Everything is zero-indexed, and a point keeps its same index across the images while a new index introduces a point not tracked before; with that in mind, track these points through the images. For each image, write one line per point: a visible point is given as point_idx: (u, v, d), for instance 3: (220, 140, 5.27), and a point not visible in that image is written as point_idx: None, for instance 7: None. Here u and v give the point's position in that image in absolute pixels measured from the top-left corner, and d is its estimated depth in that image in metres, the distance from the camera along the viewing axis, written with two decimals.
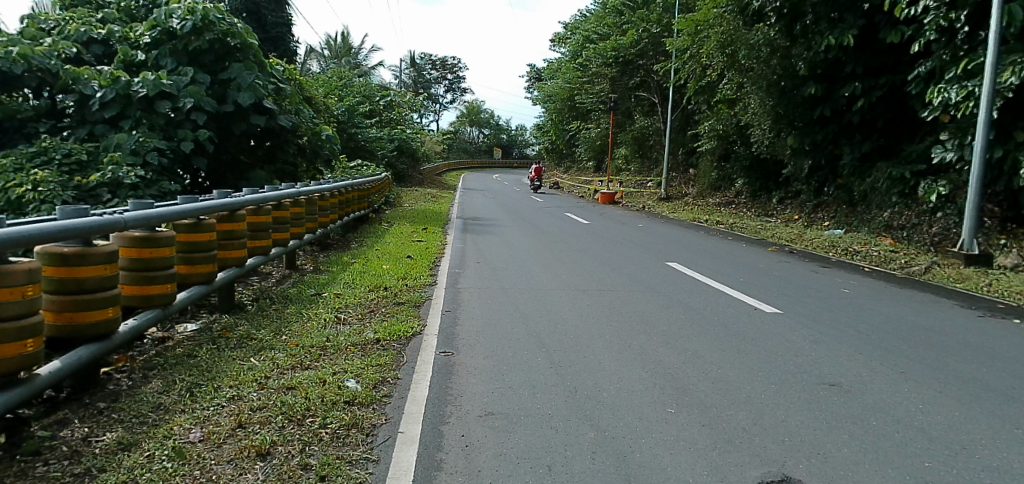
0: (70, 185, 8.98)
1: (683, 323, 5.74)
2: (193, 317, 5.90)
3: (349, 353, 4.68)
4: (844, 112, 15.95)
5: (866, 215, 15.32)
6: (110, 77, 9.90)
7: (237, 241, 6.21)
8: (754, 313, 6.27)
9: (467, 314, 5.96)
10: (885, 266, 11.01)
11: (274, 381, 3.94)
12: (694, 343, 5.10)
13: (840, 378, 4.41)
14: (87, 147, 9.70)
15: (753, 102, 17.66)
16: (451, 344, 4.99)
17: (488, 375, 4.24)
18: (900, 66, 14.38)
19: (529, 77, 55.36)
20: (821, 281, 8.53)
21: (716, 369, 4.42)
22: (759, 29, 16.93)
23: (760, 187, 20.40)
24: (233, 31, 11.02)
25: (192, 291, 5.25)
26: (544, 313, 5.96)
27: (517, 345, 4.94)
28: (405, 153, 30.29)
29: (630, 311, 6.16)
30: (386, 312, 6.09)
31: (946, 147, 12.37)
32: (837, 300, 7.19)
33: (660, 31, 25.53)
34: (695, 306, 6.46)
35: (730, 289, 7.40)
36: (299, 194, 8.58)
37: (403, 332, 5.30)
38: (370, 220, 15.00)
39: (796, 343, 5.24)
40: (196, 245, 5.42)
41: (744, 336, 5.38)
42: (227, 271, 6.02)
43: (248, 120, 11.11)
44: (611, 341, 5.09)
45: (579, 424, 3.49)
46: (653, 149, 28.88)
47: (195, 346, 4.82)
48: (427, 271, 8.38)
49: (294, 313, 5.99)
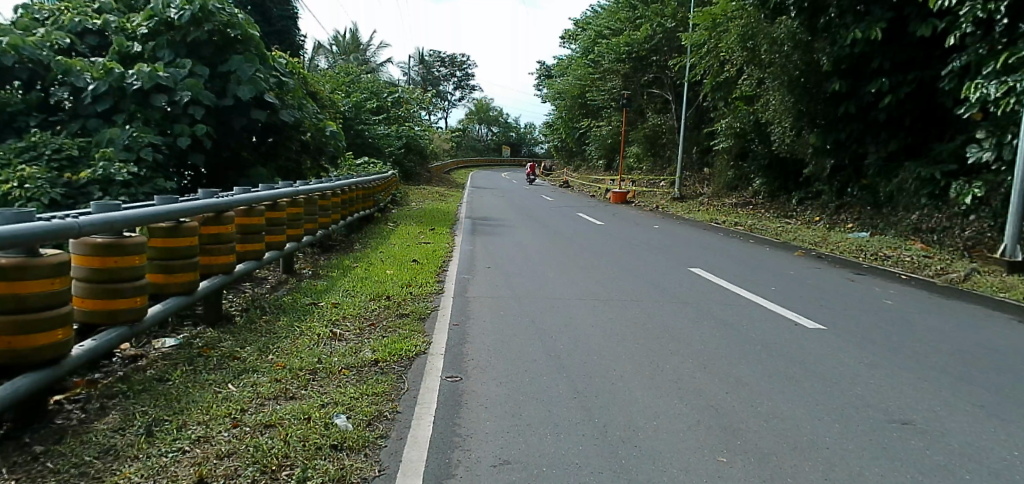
0: (59, 182, 8.47)
1: (720, 342, 5.18)
2: (174, 330, 5.35)
3: (343, 378, 4.11)
4: (871, 109, 15.26)
5: (893, 217, 14.65)
6: (103, 69, 9.41)
7: (225, 246, 5.64)
8: (796, 330, 5.66)
9: (477, 330, 5.37)
10: (920, 273, 10.34)
11: (250, 417, 3.37)
12: (735, 366, 4.56)
13: (912, 415, 3.86)
14: (78, 142, 9.14)
15: (773, 99, 16.95)
16: (459, 367, 4.42)
17: (502, 408, 3.70)
18: (930, 61, 13.66)
19: (539, 75, 54.58)
20: (858, 290, 7.91)
21: (766, 403, 3.89)
22: (782, 23, 16.21)
23: (779, 187, 19.67)
24: (234, 22, 10.43)
25: (168, 304, 4.68)
26: (562, 329, 5.40)
27: (535, 368, 4.38)
28: (413, 150, 29.67)
29: (659, 326, 5.60)
30: (388, 326, 5.50)
31: (983, 147, 11.63)
32: (881, 313, 6.58)
33: (675, 26, 24.78)
34: (727, 320, 5.91)
35: (762, 300, 6.82)
36: (297, 193, 7.99)
37: (405, 351, 4.72)
38: (376, 220, 14.45)
39: (850, 368, 4.65)
40: (175, 252, 4.82)
41: (789, 358, 4.81)
42: (212, 280, 5.45)
43: (248, 115, 10.54)
44: (640, 362, 4.55)
45: (615, 477, 2.94)
46: (666, 147, 28.18)
47: (169, 368, 4.27)
48: (434, 277, 7.77)
49: (284, 327, 5.42)
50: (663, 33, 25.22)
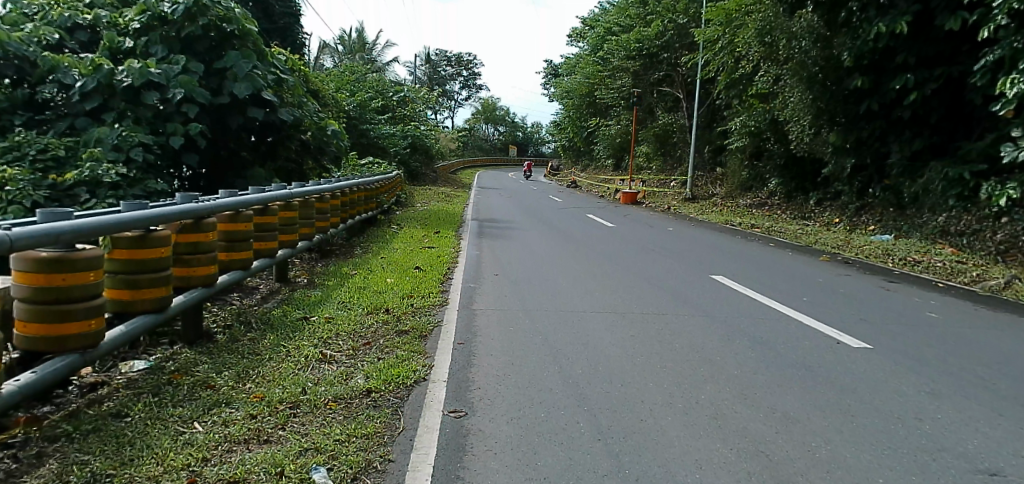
0: (43, 184, 7.89)
1: (758, 365, 4.63)
2: (147, 351, 4.81)
3: (330, 414, 3.56)
4: (894, 106, 14.58)
5: (918, 219, 13.89)
6: (91, 65, 8.79)
7: (205, 256, 5.08)
8: (842, 350, 5.07)
9: (484, 350, 4.82)
10: (955, 280, 9.68)
11: (213, 469, 2.91)
12: (780, 397, 4.02)
13: (1000, 464, 3.28)
14: (65, 141, 8.57)
15: (792, 96, 16.21)
16: (464, 397, 3.89)
17: (517, 455, 3.17)
18: (957, 56, 13.01)
19: (546, 73, 53.96)
20: (898, 300, 7.28)
21: (823, 448, 3.37)
22: (801, 17, 15.61)
23: (795, 187, 18.96)
24: (229, 16, 9.80)
25: (132, 324, 4.12)
26: (579, 349, 4.85)
27: (553, 399, 3.86)
28: (420, 150, 29.04)
29: (687, 345, 5.03)
30: (386, 346, 4.93)
31: (1019, 145, 10.89)
32: (930, 328, 5.97)
33: (687, 22, 24.10)
34: (760, 336, 5.35)
35: (795, 312, 6.25)
36: (291, 195, 7.41)
37: (403, 377, 4.16)
38: (378, 221, 13.93)
39: (911, 401, 4.09)
40: (143, 264, 4.26)
41: (839, 387, 4.25)
42: (190, 294, 4.89)
43: (245, 114, 9.99)
44: (671, 392, 4.00)
45: None
46: (677, 146, 27.54)
47: (130, 400, 3.71)
48: (437, 286, 7.18)
49: (269, 347, 4.85)
50: (674, 29, 24.65)
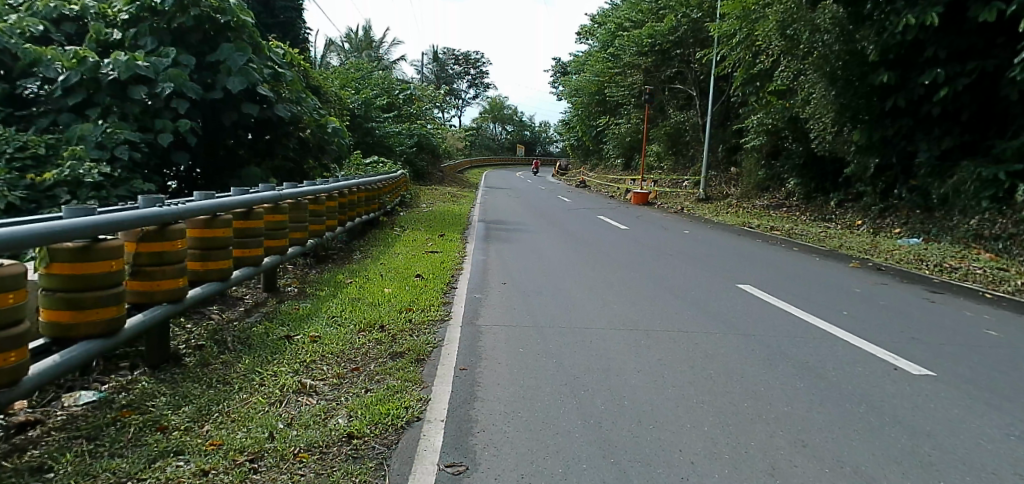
0: (19, 184, 7.24)
1: (813, 399, 3.92)
2: (103, 378, 4.17)
3: (296, 473, 2.90)
4: (922, 102, 13.80)
5: (948, 221, 13.10)
6: (75, 57, 8.10)
7: (172, 267, 4.40)
8: (904, 380, 4.37)
9: (491, 378, 4.19)
10: (1000, 289, 8.92)
11: None
12: (846, 446, 3.33)
13: None
14: (46, 138, 7.90)
15: (814, 92, 15.42)
16: (464, 444, 3.25)
17: None
18: (991, 49, 12.17)
19: (554, 71, 53.09)
20: (949, 316, 6.54)
21: None
22: (826, 9, 14.83)
23: (815, 188, 18.15)
24: (222, 7, 9.10)
25: (71, 353, 3.45)
26: (600, 377, 4.19)
27: (572, 445, 3.22)
28: (425, 149, 28.35)
29: (725, 373, 4.34)
30: (376, 372, 4.27)
31: None
32: (995, 351, 5.24)
33: (700, 17, 23.23)
34: (808, 362, 4.65)
35: (840, 331, 5.54)
36: (280, 195, 6.74)
37: (392, 414, 3.52)
38: (380, 223, 13.27)
39: (1004, 449, 3.39)
40: (87, 281, 3.58)
41: (912, 430, 3.56)
42: (151, 312, 4.23)
43: (240, 110, 9.34)
44: (714, 437, 3.35)
45: None
46: (690, 145, 26.75)
47: (57, 448, 3.06)
48: (439, 298, 6.51)
49: (241, 373, 4.20)
50: (688, 24, 23.82)
